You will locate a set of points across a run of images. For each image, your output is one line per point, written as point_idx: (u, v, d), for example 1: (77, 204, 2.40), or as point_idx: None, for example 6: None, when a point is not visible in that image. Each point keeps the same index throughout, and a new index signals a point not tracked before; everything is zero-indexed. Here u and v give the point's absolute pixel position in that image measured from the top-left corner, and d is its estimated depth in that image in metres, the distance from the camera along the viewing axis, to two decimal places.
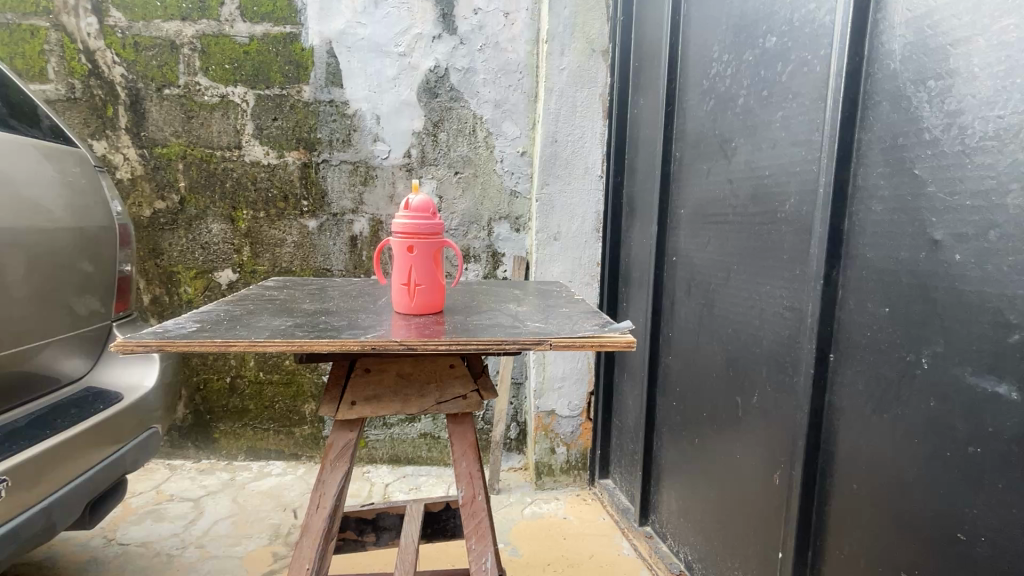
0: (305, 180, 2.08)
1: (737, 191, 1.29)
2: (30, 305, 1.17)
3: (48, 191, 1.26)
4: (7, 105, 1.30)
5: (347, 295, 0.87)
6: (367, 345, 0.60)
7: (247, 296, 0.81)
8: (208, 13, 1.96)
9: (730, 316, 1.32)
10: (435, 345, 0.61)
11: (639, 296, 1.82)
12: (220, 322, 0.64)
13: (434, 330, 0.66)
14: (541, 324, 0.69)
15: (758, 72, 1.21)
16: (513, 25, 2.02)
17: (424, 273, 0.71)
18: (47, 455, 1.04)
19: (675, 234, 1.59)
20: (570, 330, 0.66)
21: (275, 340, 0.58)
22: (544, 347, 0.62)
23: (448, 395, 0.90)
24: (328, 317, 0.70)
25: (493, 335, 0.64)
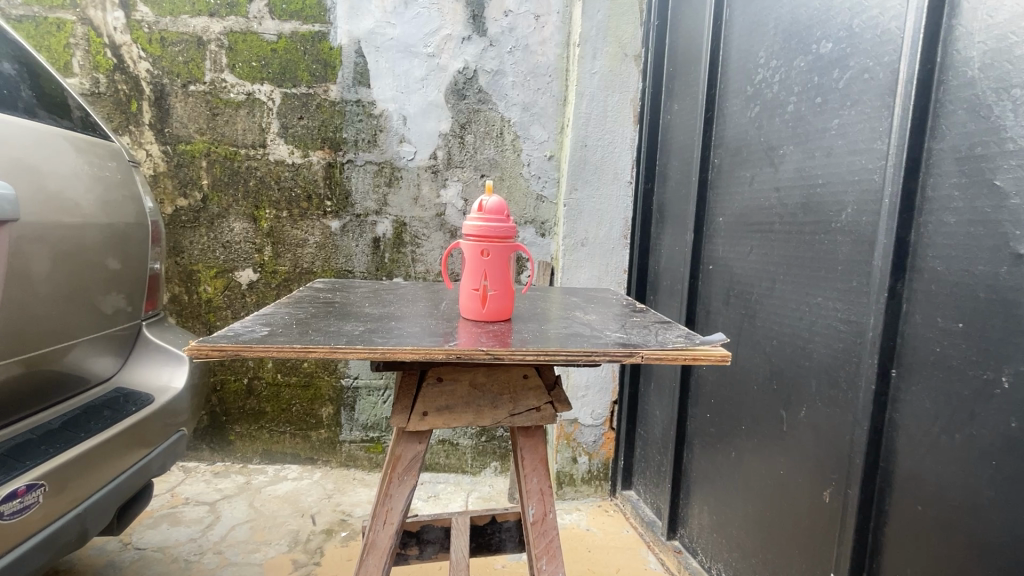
0: (329, 180, 2.05)
1: (784, 200, 1.26)
2: (62, 302, 1.14)
3: (81, 185, 1.23)
4: (37, 96, 1.28)
5: (404, 299, 0.84)
6: (452, 354, 0.57)
7: (305, 298, 0.78)
8: (237, 10, 1.94)
9: (776, 327, 1.29)
10: (521, 355, 0.57)
11: (670, 305, 1.79)
12: (291, 326, 0.61)
13: (512, 338, 0.64)
14: (621, 335, 0.66)
15: (811, 79, 1.18)
16: (543, 28, 2.00)
17: (498, 278, 0.68)
18: (77, 461, 1.01)
19: (713, 242, 1.56)
20: (656, 342, 0.63)
21: (355, 347, 0.55)
22: (635, 360, 0.59)
23: (522, 408, 0.88)
24: (398, 322, 0.67)
25: (578, 345, 0.61)
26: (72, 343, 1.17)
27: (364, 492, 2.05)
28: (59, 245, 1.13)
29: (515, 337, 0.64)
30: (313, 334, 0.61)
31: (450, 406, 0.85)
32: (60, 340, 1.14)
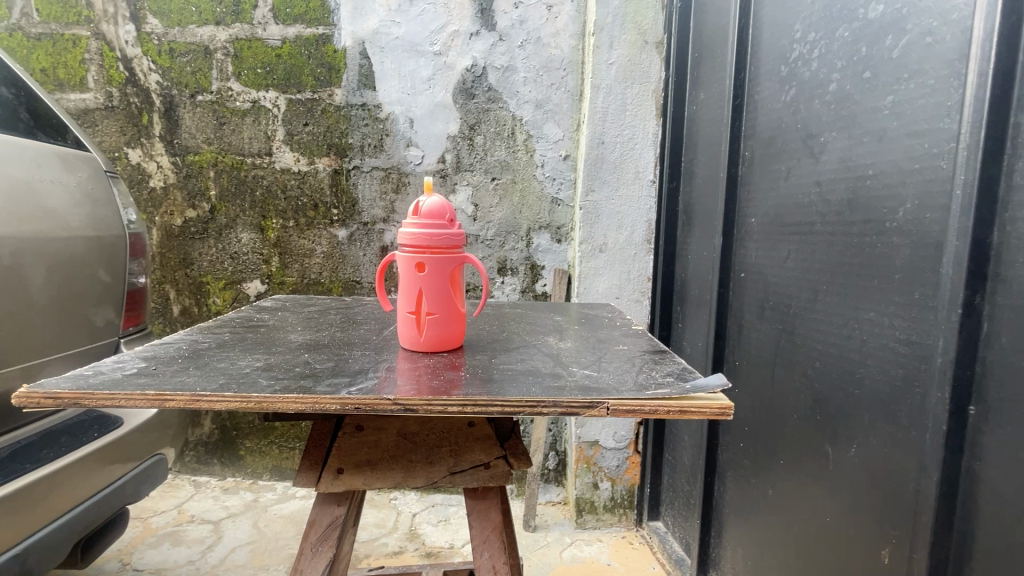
0: (335, 188, 1.98)
1: (827, 196, 1.06)
2: (41, 317, 1.09)
3: (67, 198, 1.19)
4: (34, 116, 1.26)
5: (354, 324, 0.72)
6: (349, 404, 0.43)
7: (234, 323, 0.67)
8: (242, 17, 1.90)
9: (819, 346, 1.09)
10: (444, 407, 0.43)
11: (698, 316, 1.60)
12: (176, 364, 0.50)
13: (449, 379, 0.49)
14: (596, 373, 0.51)
15: (858, 50, 0.99)
16: (556, 18, 1.86)
17: (436, 300, 0.55)
18: (42, 484, 0.92)
19: (744, 247, 1.37)
20: (639, 385, 0.47)
21: (228, 395, 0.42)
22: (602, 411, 0.43)
23: (466, 465, 0.82)
24: (317, 354, 0.54)
25: (529, 389, 0.46)
26: (53, 357, 1.12)
27: (372, 514, 1.96)
28: (38, 259, 1.08)
29: (454, 377, 0.50)
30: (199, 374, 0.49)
31: (371, 462, 0.80)
32: (39, 355, 1.09)
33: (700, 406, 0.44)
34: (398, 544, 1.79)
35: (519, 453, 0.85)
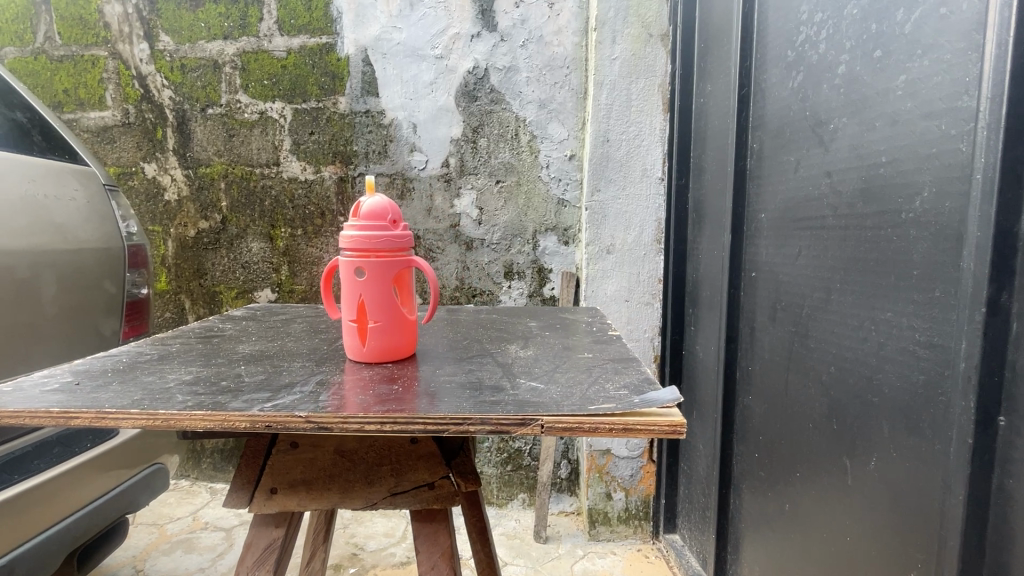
0: (341, 195, 1.98)
1: (837, 188, 0.99)
2: (53, 329, 1.11)
3: (78, 213, 1.20)
4: (46, 138, 1.26)
5: (319, 339, 0.70)
6: (260, 421, 0.44)
7: (196, 343, 0.66)
8: (248, 30, 1.93)
9: (833, 349, 1.00)
10: (360, 423, 0.44)
11: (710, 319, 1.51)
12: (109, 392, 0.48)
13: (385, 394, 0.50)
14: (546, 389, 0.51)
15: (867, 28, 0.91)
16: (559, 16, 1.81)
17: (377, 308, 0.57)
18: (29, 494, 0.92)
19: (755, 244, 1.29)
20: (584, 401, 0.47)
21: (133, 412, 0.44)
22: (536, 429, 0.43)
23: (407, 486, 0.79)
24: (261, 384, 0.52)
25: (463, 409, 0.45)
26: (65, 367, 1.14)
27: (382, 522, 1.94)
28: (41, 272, 1.08)
29: (385, 392, 0.50)
30: (134, 404, 0.47)
31: (305, 481, 0.79)
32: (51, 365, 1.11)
33: (645, 426, 0.44)
34: (406, 554, 1.76)
35: (466, 472, 0.81)
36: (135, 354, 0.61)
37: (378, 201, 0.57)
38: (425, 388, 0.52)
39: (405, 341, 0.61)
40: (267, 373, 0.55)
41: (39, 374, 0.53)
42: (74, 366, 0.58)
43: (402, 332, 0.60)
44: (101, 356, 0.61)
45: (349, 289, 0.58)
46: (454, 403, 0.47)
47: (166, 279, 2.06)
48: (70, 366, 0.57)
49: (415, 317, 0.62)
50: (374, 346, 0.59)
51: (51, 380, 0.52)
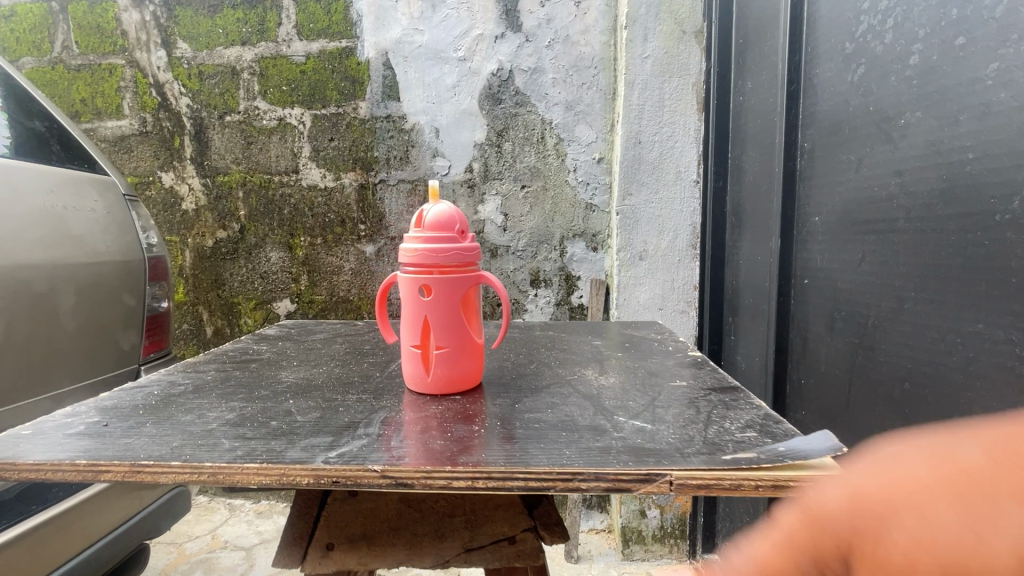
0: (362, 203, 1.92)
1: (911, 188, 0.91)
2: (70, 345, 1.05)
3: (97, 224, 1.15)
4: (63, 145, 1.21)
5: (378, 381, 0.64)
6: (332, 477, 0.42)
7: (252, 389, 0.60)
8: (267, 35, 1.89)
9: (906, 363, 0.92)
10: (447, 479, 0.43)
11: (754, 328, 1.43)
12: (162, 459, 0.42)
13: (471, 444, 0.48)
14: (654, 430, 0.50)
15: (945, 13, 0.84)
16: (585, 15, 1.75)
17: (446, 334, 0.59)
18: (49, 525, 0.87)
19: (807, 250, 1.21)
20: (706, 451, 0.46)
21: (173, 466, 0.42)
22: (666, 484, 0.42)
23: (483, 538, 0.75)
24: (328, 444, 0.46)
25: (571, 460, 0.44)
26: (82, 386, 1.08)
27: None
28: (59, 286, 1.03)
29: (456, 437, 0.49)
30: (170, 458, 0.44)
31: (367, 536, 0.74)
32: (71, 385, 1.05)
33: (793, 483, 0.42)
34: None
35: (551, 524, 0.78)
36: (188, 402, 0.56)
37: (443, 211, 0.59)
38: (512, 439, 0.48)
39: (470, 371, 0.61)
40: (331, 432, 0.50)
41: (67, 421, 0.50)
42: (122, 412, 0.53)
43: (467, 362, 0.61)
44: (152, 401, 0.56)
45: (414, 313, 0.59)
46: (554, 454, 0.46)
47: (183, 290, 2.02)
48: (120, 416, 0.52)
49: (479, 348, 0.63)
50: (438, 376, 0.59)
51: (99, 435, 0.47)
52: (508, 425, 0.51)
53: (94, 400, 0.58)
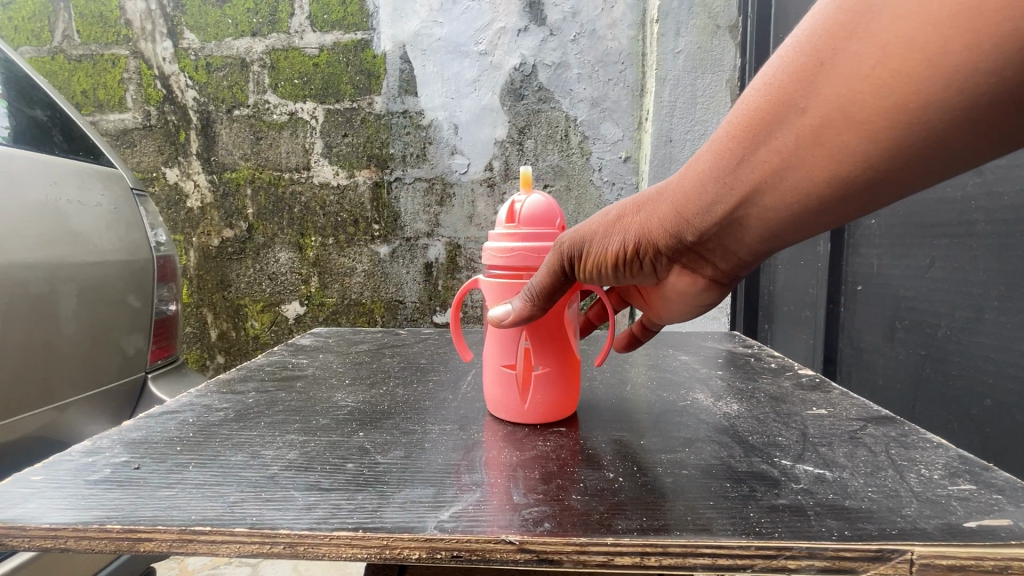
0: (376, 202, 1.84)
1: (995, 188, 0.83)
2: (70, 351, 0.96)
3: (101, 220, 1.06)
4: (65, 135, 1.12)
5: (438, 410, 0.60)
6: (455, 547, 0.35)
7: (318, 430, 0.54)
8: (278, 26, 1.81)
9: (992, 380, 0.83)
10: (604, 556, 0.35)
11: (799, 337, 1.36)
12: (239, 529, 0.36)
13: (618, 499, 0.41)
14: (840, 481, 0.43)
15: None
16: (613, 8, 1.69)
17: (541, 354, 0.58)
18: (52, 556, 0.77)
19: (863, 256, 1.14)
20: (928, 513, 0.38)
21: (233, 533, 0.36)
22: (906, 564, 0.33)
23: None
24: (435, 502, 0.40)
25: (765, 527, 0.36)
26: (84, 397, 0.99)
27: None
28: (59, 287, 0.94)
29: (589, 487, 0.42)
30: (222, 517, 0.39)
31: None
32: (72, 395, 0.97)
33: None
34: None
35: None
36: (247, 448, 0.50)
37: (540, 203, 0.59)
38: (663, 494, 0.41)
39: (571, 391, 0.59)
40: (432, 484, 0.42)
41: (100, 470, 0.45)
42: (176, 460, 0.47)
43: (566, 379, 0.59)
44: (204, 445, 0.51)
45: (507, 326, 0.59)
46: (735, 516, 0.38)
47: (187, 291, 1.93)
48: (174, 466, 0.46)
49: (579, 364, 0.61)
50: (536, 397, 0.58)
51: (156, 492, 0.42)
52: (649, 473, 0.45)
53: (120, 435, 0.53)
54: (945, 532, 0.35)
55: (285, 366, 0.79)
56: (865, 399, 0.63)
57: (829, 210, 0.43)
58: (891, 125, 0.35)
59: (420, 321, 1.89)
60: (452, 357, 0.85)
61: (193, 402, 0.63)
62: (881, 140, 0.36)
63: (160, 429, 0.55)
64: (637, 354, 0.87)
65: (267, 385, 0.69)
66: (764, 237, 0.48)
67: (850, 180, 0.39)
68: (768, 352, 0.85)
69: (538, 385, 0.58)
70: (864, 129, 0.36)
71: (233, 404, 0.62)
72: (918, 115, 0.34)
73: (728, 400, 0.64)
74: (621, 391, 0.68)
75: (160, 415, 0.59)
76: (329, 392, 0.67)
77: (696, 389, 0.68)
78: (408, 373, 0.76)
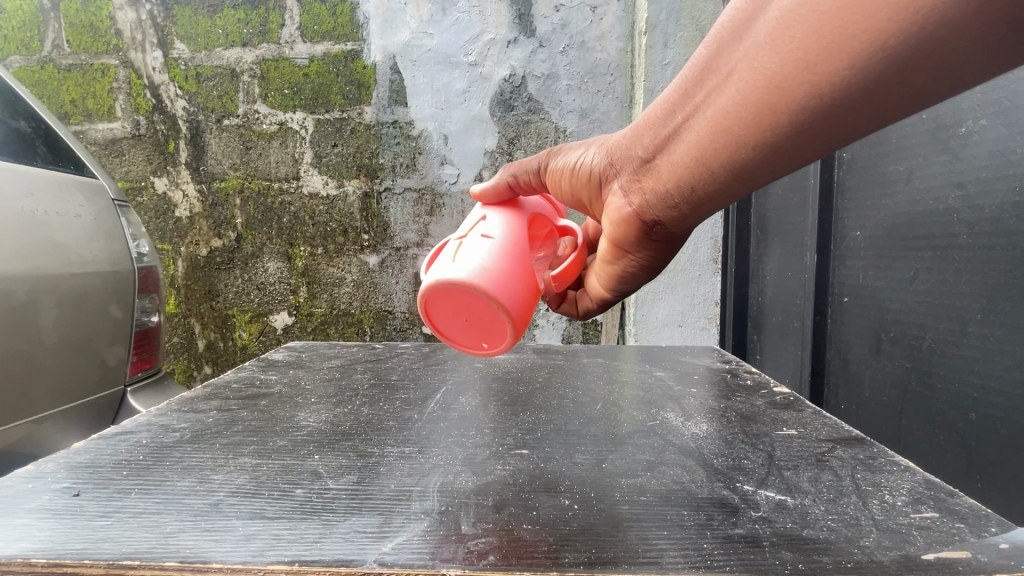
0: (366, 212, 1.84)
1: (976, 201, 0.83)
2: (47, 363, 0.94)
3: (82, 231, 1.05)
4: (47, 145, 1.11)
5: (407, 430, 0.59)
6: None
7: (273, 452, 0.53)
8: (269, 37, 1.81)
9: (974, 394, 0.83)
10: None
11: (788, 349, 1.36)
12: (169, 563, 0.35)
13: (569, 530, 0.40)
14: (800, 508, 0.42)
15: None
16: (601, 20, 1.70)
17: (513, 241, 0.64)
18: None
19: (847, 267, 1.14)
20: (887, 544, 0.37)
21: (162, 566, 0.35)
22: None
23: None
24: (379, 533, 0.39)
25: (718, 560, 0.35)
26: (61, 410, 0.97)
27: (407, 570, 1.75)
28: (39, 298, 0.93)
29: (538, 515, 0.42)
30: (155, 550, 0.37)
31: None
32: (50, 407, 0.94)
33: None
34: None
35: None
36: (197, 472, 0.49)
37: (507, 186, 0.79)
38: (614, 523, 0.40)
39: (501, 279, 0.58)
40: (380, 512, 0.41)
41: (39, 497, 0.44)
42: (119, 486, 0.46)
43: (499, 268, 0.58)
44: (152, 469, 0.50)
45: (467, 229, 0.65)
46: (688, 548, 0.37)
47: (175, 301, 1.91)
48: (117, 492, 0.45)
49: (518, 276, 0.60)
50: (466, 261, 0.58)
51: (91, 522, 0.40)
52: (606, 500, 0.44)
53: (69, 459, 0.52)
54: (902, 566, 0.35)
55: (255, 383, 0.78)
56: (837, 418, 0.63)
57: (761, 134, 0.44)
58: (833, 38, 0.37)
59: (409, 331, 1.88)
60: (426, 374, 0.84)
61: (149, 422, 0.62)
62: (819, 51, 0.38)
63: (110, 452, 0.53)
64: (617, 369, 0.86)
65: (231, 404, 0.68)
66: (696, 165, 0.50)
67: (790, 89, 0.40)
68: (746, 369, 0.84)
69: (472, 257, 0.59)
70: (812, 37, 0.38)
71: (191, 424, 0.61)
72: (855, 32, 0.36)
73: (699, 419, 0.63)
74: (594, 409, 0.67)
75: (113, 437, 0.58)
76: (292, 411, 0.66)
77: (668, 408, 0.67)
78: (378, 391, 0.75)
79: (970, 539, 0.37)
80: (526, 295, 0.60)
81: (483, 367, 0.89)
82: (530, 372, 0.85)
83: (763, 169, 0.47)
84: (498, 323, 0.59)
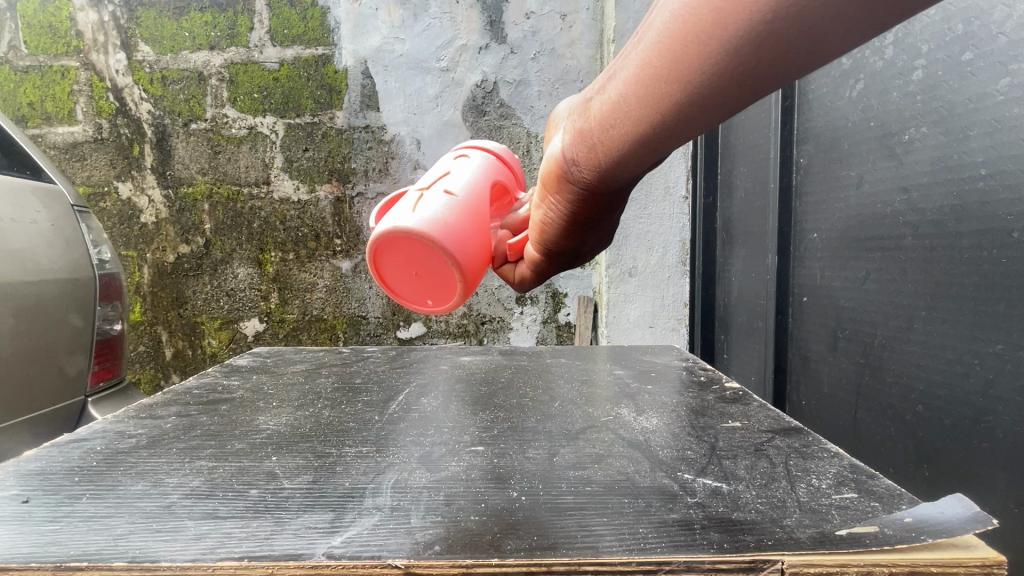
0: (338, 217, 1.83)
1: (919, 204, 0.87)
2: (4, 373, 0.91)
3: (39, 238, 1.02)
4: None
5: (371, 431, 0.60)
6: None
7: (230, 456, 0.53)
8: (237, 40, 1.79)
9: (921, 387, 0.87)
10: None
11: (754, 346, 1.40)
12: (117, 563, 0.35)
13: (513, 520, 0.41)
14: (733, 493, 0.44)
15: (950, 29, 0.81)
16: (571, 27, 1.74)
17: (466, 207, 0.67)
18: None
19: (806, 267, 1.19)
20: (806, 523, 0.40)
21: (105, 569, 0.35)
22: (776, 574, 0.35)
23: None
24: (329, 528, 0.39)
25: (650, 542, 0.37)
26: (19, 422, 0.93)
27: None
28: None
29: (489, 508, 0.43)
30: (103, 550, 0.37)
31: None
32: (8, 418, 0.92)
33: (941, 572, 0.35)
34: None
35: None
36: (151, 477, 0.49)
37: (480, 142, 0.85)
38: (558, 512, 0.42)
39: (457, 230, 0.63)
40: (331, 509, 0.42)
41: None
42: (70, 492, 0.46)
43: (458, 221, 0.64)
44: (104, 475, 0.49)
45: (432, 183, 0.70)
46: (624, 532, 0.39)
47: (140, 309, 1.86)
48: (67, 497, 0.45)
49: (473, 231, 0.66)
50: (426, 210, 0.63)
51: (38, 527, 0.40)
52: (552, 492, 0.45)
53: (16, 467, 0.51)
54: (817, 541, 0.37)
55: (216, 389, 0.77)
56: (779, 410, 0.66)
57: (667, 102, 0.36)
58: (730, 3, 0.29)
59: (383, 337, 1.86)
60: (391, 376, 0.85)
61: (105, 429, 0.61)
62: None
63: (61, 459, 0.53)
64: (583, 370, 0.88)
65: (190, 409, 0.68)
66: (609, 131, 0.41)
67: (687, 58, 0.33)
68: (702, 366, 0.87)
69: (431, 210, 0.64)
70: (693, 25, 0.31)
71: (149, 430, 0.61)
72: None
73: (650, 415, 0.65)
74: (554, 408, 0.68)
75: (66, 444, 0.57)
76: (253, 415, 0.66)
77: (623, 404, 0.69)
78: (341, 394, 0.75)
79: (904, 518, 0.39)
80: (479, 258, 0.66)
81: (449, 369, 0.89)
82: (494, 373, 0.87)
83: (643, 149, 0.39)
84: (452, 277, 0.66)
